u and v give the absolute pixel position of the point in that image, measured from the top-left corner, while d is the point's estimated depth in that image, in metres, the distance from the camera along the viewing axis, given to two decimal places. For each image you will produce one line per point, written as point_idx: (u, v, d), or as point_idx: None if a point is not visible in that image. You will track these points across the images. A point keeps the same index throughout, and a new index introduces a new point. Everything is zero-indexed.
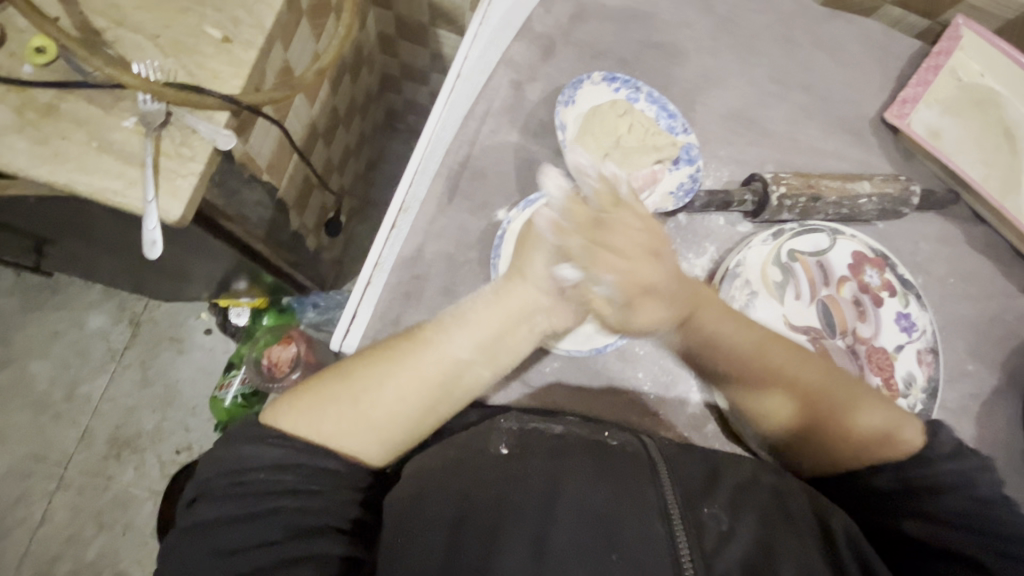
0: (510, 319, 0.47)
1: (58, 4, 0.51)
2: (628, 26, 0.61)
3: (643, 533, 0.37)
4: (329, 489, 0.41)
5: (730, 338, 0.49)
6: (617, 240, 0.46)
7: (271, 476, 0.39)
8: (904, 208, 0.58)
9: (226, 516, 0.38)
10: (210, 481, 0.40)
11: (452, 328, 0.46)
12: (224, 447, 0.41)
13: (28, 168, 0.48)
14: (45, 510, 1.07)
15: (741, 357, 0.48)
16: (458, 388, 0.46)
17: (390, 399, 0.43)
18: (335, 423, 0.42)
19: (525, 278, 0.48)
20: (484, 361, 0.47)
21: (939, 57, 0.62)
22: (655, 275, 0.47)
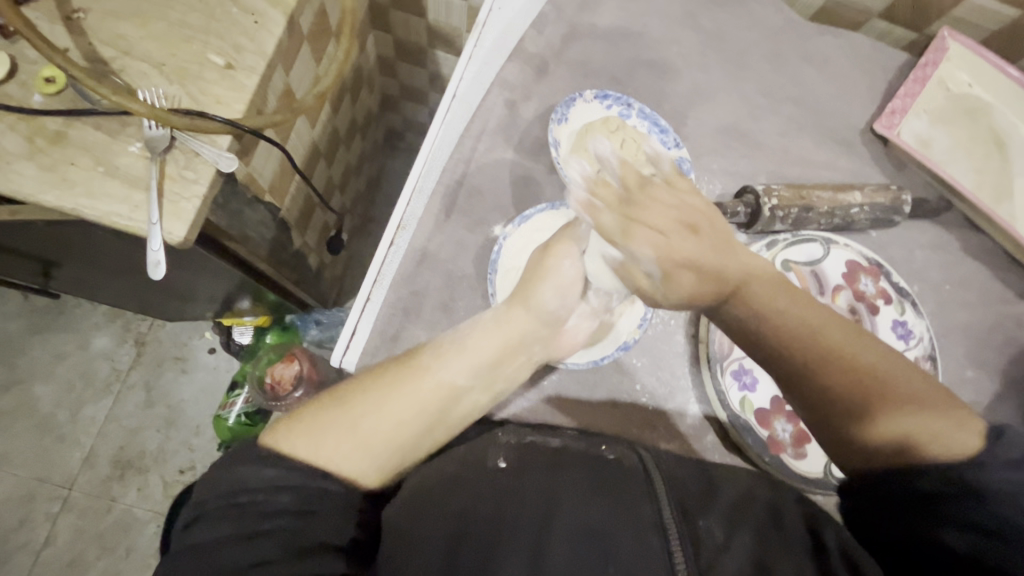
0: (507, 346, 0.49)
1: (67, 36, 0.53)
2: (619, 45, 0.63)
3: (641, 548, 0.37)
4: (329, 509, 0.39)
5: (784, 308, 0.44)
6: (651, 215, 0.47)
7: (271, 496, 0.38)
8: (896, 216, 0.59)
9: (220, 538, 0.36)
10: (204, 503, 0.38)
11: (449, 355, 0.48)
12: (221, 469, 0.39)
13: (37, 194, 0.50)
14: (49, 533, 1.07)
15: (793, 329, 0.43)
16: (454, 414, 0.48)
17: (391, 425, 0.44)
18: (335, 449, 0.42)
19: (527, 308, 0.50)
20: (481, 387, 0.49)
21: (927, 68, 0.62)
22: (694, 250, 0.45)
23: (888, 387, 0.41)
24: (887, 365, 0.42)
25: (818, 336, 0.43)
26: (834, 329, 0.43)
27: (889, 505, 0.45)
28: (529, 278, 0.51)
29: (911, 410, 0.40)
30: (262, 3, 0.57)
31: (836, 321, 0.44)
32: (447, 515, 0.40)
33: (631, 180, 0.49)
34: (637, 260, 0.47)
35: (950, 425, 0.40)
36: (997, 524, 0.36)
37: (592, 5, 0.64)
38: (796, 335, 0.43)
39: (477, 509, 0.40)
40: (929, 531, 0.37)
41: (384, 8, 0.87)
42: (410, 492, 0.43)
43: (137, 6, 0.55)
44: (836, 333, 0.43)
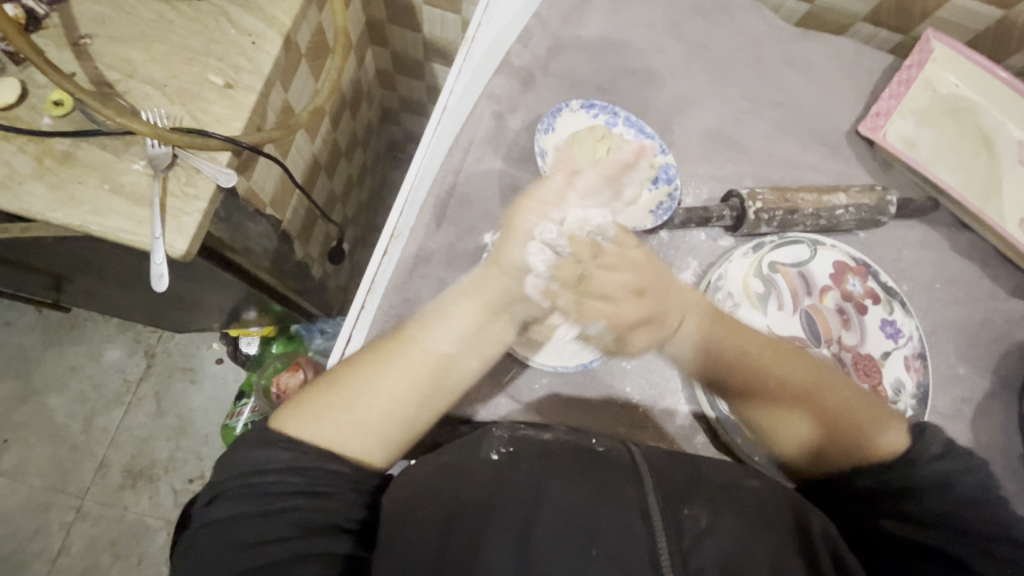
0: (488, 310, 0.50)
1: (74, 60, 0.55)
2: (604, 55, 0.65)
3: (625, 531, 0.39)
4: (339, 489, 0.43)
5: (721, 338, 0.51)
6: (601, 286, 0.53)
7: (286, 475, 0.41)
8: (882, 217, 0.60)
9: (240, 514, 0.40)
10: (224, 482, 0.42)
11: (433, 324, 0.49)
12: (238, 452, 0.43)
13: (46, 211, 0.52)
14: (63, 542, 1.10)
15: (726, 355, 0.51)
16: (450, 381, 0.48)
17: (383, 399, 0.45)
18: (334, 430, 0.44)
19: (501, 266, 0.51)
20: (472, 351, 0.49)
21: (911, 70, 0.63)
22: (637, 312, 0.52)
23: (840, 410, 0.47)
24: (828, 383, 0.49)
25: (744, 357, 0.50)
26: (761, 348, 0.50)
27: (851, 487, 0.45)
28: (501, 239, 0.52)
29: (878, 432, 0.45)
30: (259, 24, 0.60)
31: (768, 340, 0.51)
32: (439, 505, 0.41)
33: (581, 249, 0.53)
34: (590, 328, 0.54)
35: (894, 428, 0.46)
36: (915, 496, 0.42)
37: (578, 17, 0.65)
38: (729, 365, 0.51)
39: (467, 500, 0.41)
40: (867, 525, 0.42)
41: (380, 24, 0.90)
42: (404, 481, 0.44)
43: (141, 30, 0.58)
44: (764, 351, 0.50)
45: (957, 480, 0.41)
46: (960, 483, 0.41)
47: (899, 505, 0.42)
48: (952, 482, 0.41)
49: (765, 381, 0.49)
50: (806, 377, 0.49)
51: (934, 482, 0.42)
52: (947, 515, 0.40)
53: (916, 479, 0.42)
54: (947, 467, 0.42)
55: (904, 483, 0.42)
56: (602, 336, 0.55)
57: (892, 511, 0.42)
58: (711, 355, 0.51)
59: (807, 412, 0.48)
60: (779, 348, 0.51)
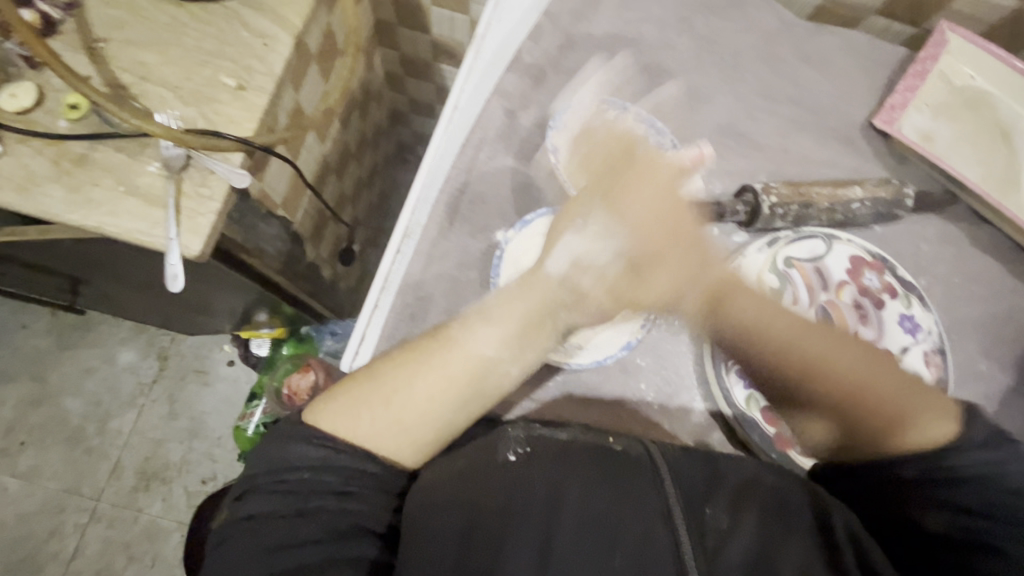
0: (533, 311, 0.49)
1: (90, 64, 0.56)
2: (615, 52, 0.65)
3: (648, 532, 0.39)
4: (369, 491, 0.43)
5: (770, 326, 0.48)
6: (633, 193, 0.53)
7: (319, 474, 0.42)
8: (899, 210, 0.60)
9: (273, 512, 0.41)
10: (256, 478, 0.42)
11: (477, 326, 0.48)
12: (268, 449, 0.43)
13: (63, 214, 0.52)
14: (78, 543, 1.11)
15: (777, 334, 0.47)
16: (488, 386, 0.47)
17: (422, 403, 0.45)
18: (371, 424, 0.44)
19: (543, 275, 0.50)
20: (513, 357, 0.48)
21: (926, 62, 0.62)
22: (658, 241, 0.51)
23: (892, 406, 0.45)
24: (883, 380, 0.46)
25: (795, 346, 0.47)
26: (817, 342, 0.47)
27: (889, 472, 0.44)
28: (544, 245, 0.51)
29: (910, 423, 0.45)
30: (271, 25, 0.60)
31: (822, 330, 0.48)
32: (459, 508, 0.41)
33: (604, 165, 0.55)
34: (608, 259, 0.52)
35: (935, 418, 0.44)
36: (957, 485, 0.42)
37: (589, 15, 0.65)
38: (776, 348, 0.47)
39: (490, 500, 0.41)
40: (908, 513, 0.43)
41: (389, 25, 0.90)
42: (431, 474, 0.44)
43: (155, 33, 0.58)
44: (815, 341, 0.47)
45: (1006, 468, 0.42)
46: (1007, 470, 0.42)
47: (938, 492, 0.43)
48: (999, 472, 0.42)
49: (813, 370, 0.47)
50: (853, 364, 0.46)
51: (981, 473, 0.42)
52: (989, 504, 0.41)
53: (959, 469, 0.42)
54: (991, 457, 0.42)
55: (950, 474, 0.42)
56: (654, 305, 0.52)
57: (932, 501, 0.43)
58: (750, 336, 0.48)
59: (851, 407, 0.46)
60: (829, 330, 0.48)
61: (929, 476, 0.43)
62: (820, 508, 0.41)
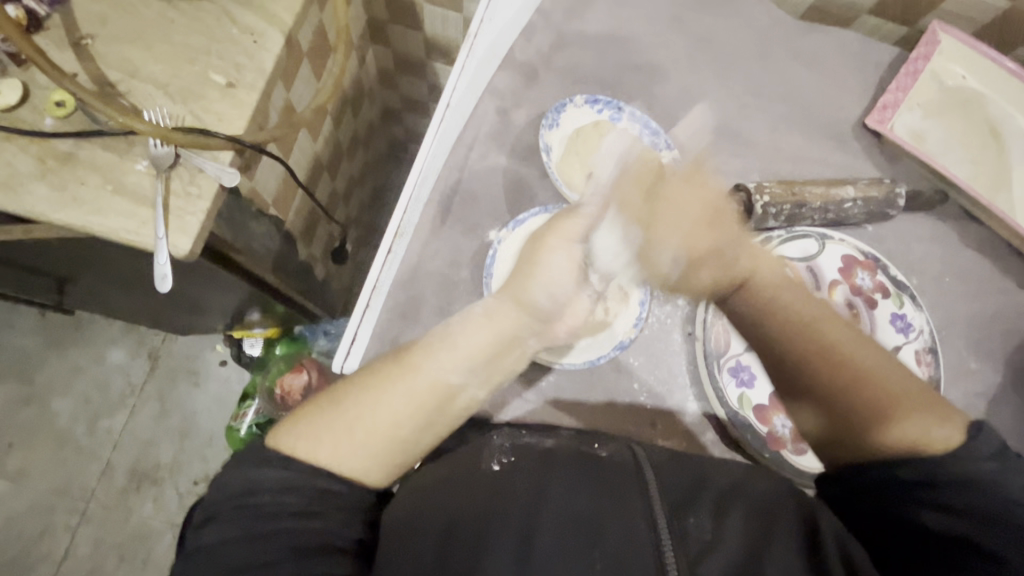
0: (500, 341, 0.49)
1: (75, 60, 0.55)
2: (607, 50, 0.64)
3: (629, 539, 0.38)
4: (336, 508, 0.41)
5: (789, 300, 0.49)
6: (671, 206, 0.51)
7: (278, 496, 0.40)
8: (891, 209, 0.60)
9: (231, 539, 0.38)
10: (215, 502, 0.40)
11: (440, 351, 0.47)
12: (231, 469, 0.41)
13: (48, 212, 0.51)
14: (68, 545, 1.09)
15: (794, 319, 0.47)
16: (453, 409, 0.48)
17: (387, 425, 0.45)
18: (334, 450, 0.43)
19: (516, 304, 0.50)
20: (479, 382, 0.49)
21: (918, 62, 0.62)
22: (714, 240, 0.50)
23: (899, 405, 0.43)
24: (899, 382, 0.45)
25: (812, 329, 0.47)
26: (841, 331, 0.47)
27: (875, 475, 0.41)
28: (524, 273, 0.50)
29: (899, 419, 0.42)
30: (260, 22, 0.59)
31: (848, 326, 0.47)
32: (437, 518, 0.41)
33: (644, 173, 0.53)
34: (662, 252, 0.51)
35: (926, 425, 0.41)
36: (947, 487, 0.39)
37: (581, 12, 0.65)
38: (795, 328, 0.47)
39: (467, 508, 0.41)
40: (903, 514, 0.40)
41: (381, 22, 0.90)
42: (405, 493, 0.45)
43: (142, 30, 0.57)
44: (841, 331, 0.47)
45: (1003, 477, 0.38)
46: (1007, 483, 0.38)
47: (938, 497, 0.39)
48: (1003, 480, 0.38)
49: (828, 355, 0.46)
50: (873, 359, 0.45)
51: (987, 479, 0.38)
52: (986, 512, 0.38)
53: (967, 474, 0.39)
54: (999, 466, 0.39)
55: (947, 479, 0.39)
56: (672, 270, 0.52)
57: (926, 502, 0.39)
58: (772, 316, 0.48)
59: (852, 402, 0.44)
60: (848, 325, 0.47)
61: (931, 479, 0.39)
62: (806, 510, 0.41)
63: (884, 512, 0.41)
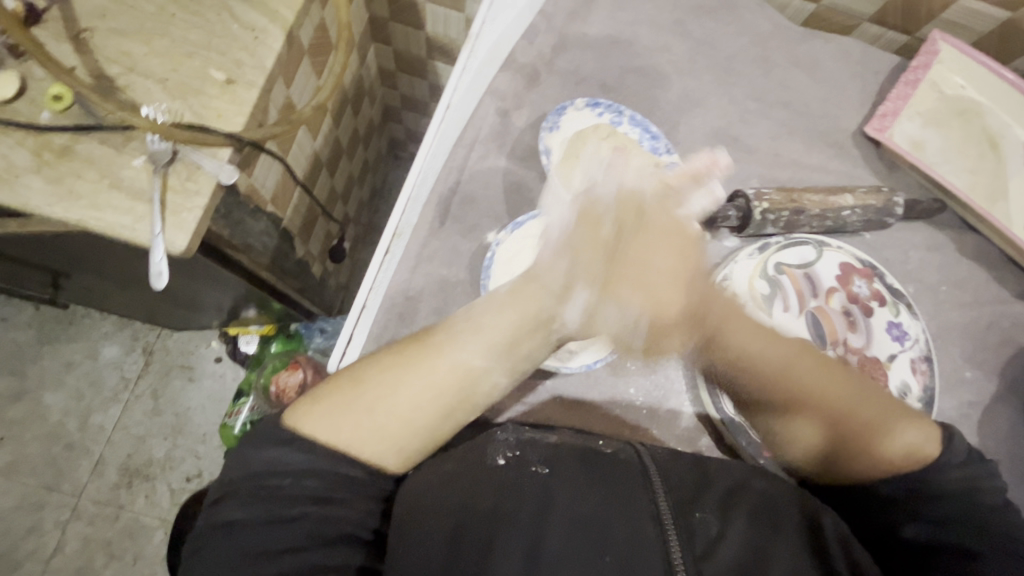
0: (525, 321, 0.48)
1: (74, 53, 0.55)
2: (609, 53, 0.64)
3: (638, 534, 0.38)
4: (352, 496, 0.43)
5: (761, 354, 0.47)
6: (651, 260, 0.50)
7: (299, 480, 0.41)
8: (888, 218, 0.60)
9: (256, 518, 0.39)
10: (234, 482, 0.41)
11: (464, 335, 0.46)
12: (248, 450, 0.42)
13: (43, 206, 0.51)
14: (58, 540, 1.09)
15: (767, 374, 0.47)
16: (474, 397, 0.47)
17: (406, 409, 0.44)
18: (353, 433, 0.43)
19: (537, 280, 0.49)
20: (503, 367, 0.47)
21: (918, 71, 0.63)
22: (676, 302, 0.49)
23: (864, 424, 0.45)
24: (866, 400, 0.46)
25: (785, 380, 0.46)
26: (806, 372, 0.47)
27: (870, 492, 0.44)
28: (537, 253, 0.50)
29: (885, 432, 0.44)
30: (261, 19, 0.59)
31: (814, 357, 0.47)
32: (448, 514, 0.41)
33: (625, 216, 0.51)
34: (609, 306, 0.50)
35: (916, 437, 0.44)
36: (930, 500, 0.42)
37: (583, 15, 0.65)
38: (766, 377, 0.47)
39: (476, 503, 0.41)
40: (890, 525, 0.43)
41: (383, 21, 0.89)
42: (414, 483, 0.44)
43: (141, 24, 0.57)
44: (807, 369, 0.47)
45: (977, 488, 0.43)
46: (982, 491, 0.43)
47: (918, 508, 0.43)
48: (973, 489, 0.43)
49: (780, 386, 0.47)
50: (846, 395, 0.46)
51: (956, 490, 0.42)
52: (959, 518, 0.41)
53: (940, 487, 0.43)
54: (965, 474, 0.43)
55: (925, 488, 0.43)
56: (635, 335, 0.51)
57: (913, 516, 0.42)
58: (741, 366, 0.47)
59: (838, 430, 0.46)
60: (818, 359, 0.47)
61: (910, 494, 0.43)
62: (808, 509, 0.42)
63: (864, 524, 0.45)
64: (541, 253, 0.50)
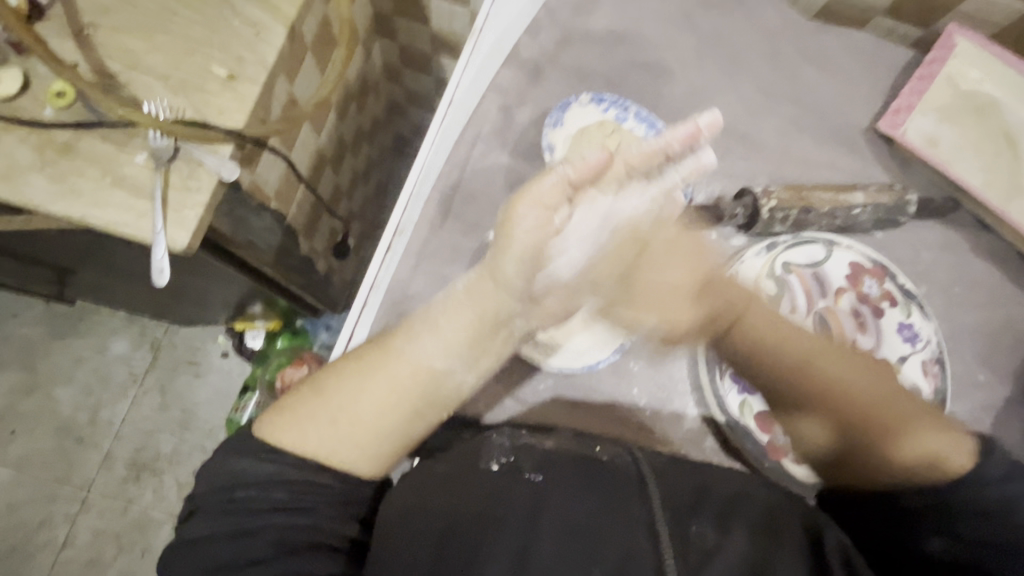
0: (483, 324, 0.47)
1: (76, 50, 0.55)
2: (614, 48, 0.63)
3: (630, 547, 0.38)
4: (321, 504, 0.42)
5: (782, 343, 0.46)
6: (659, 273, 0.49)
7: (267, 490, 0.41)
8: (901, 216, 0.59)
9: (219, 533, 0.40)
10: (203, 497, 0.41)
11: (424, 335, 0.46)
12: (216, 461, 0.42)
13: (46, 204, 0.51)
14: (68, 533, 1.10)
15: (786, 367, 0.45)
16: (440, 396, 0.46)
17: (369, 412, 0.44)
18: (319, 441, 0.43)
19: (495, 282, 0.47)
20: (465, 366, 0.47)
21: (933, 66, 0.61)
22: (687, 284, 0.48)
23: (887, 426, 0.44)
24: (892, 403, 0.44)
25: (808, 368, 0.45)
26: (827, 360, 0.45)
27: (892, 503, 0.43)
28: (496, 247, 0.47)
29: (908, 437, 0.43)
30: (262, 14, 0.59)
31: (837, 354, 0.46)
32: (436, 519, 0.40)
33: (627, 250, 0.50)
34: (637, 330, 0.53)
35: (941, 444, 0.42)
36: (958, 518, 0.41)
37: (588, 9, 0.64)
38: (788, 371, 0.46)
39: (464, 510, 0.40)
40: (909, 540, 0.42)
41: (386, 15, 0.88)
42: (402, 489, 0.44)
43: (143, 20, 0.57)
44: (829, 365, 0.45)
45: (1016, 508, 0.40)
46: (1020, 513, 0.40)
47: (941, 523, 0.41)
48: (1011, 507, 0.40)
49: (818, 391, 0.45)
50: (872, 394, 0.44)
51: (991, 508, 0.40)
52: (982, 537, 0.40)
53: (974, 503, 0.41)
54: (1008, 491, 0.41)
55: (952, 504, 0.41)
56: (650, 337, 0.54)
57: (935, 530, 0.42)
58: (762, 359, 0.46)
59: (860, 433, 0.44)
60: (841, 356, 0.46)
61: (938, 507, 0.42)
62: (809, 522, 0.41)
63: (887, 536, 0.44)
64: (502, 251, 0.47)
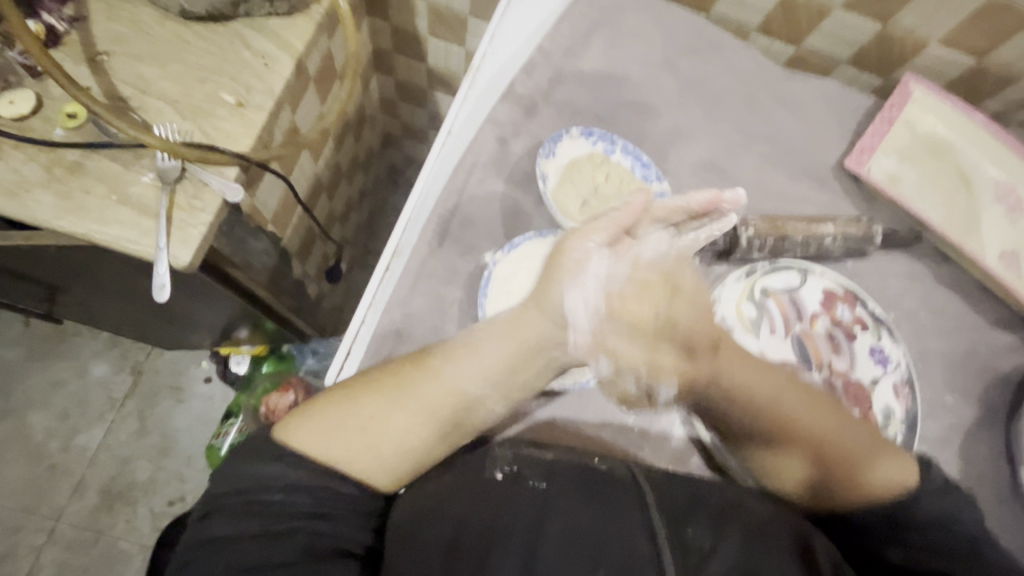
0: (520, 352, 0.48)
1: (91, 76, 0.57)
2: (602, 87, 0.68)
3: (630, 550, 0.39)
4: (343, 513, 0.43)
5: (755, 385, 0.48)
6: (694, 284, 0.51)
7: (291, 496, 0.41)
8: (868, 245, 0.63)
9: (244, 533, 0.40)
10: (221, 499, 0.41)
11: (463, 358, 0.47)
12: (234, 466, 0.42)
13: (52, 220, 0.52)
14: (32, 567, 1.06)
15: (759, 404, 0.48)
16: (468, 423, 0.48)
17: (399, 432, 0.45)
18: (345, 449, 0.43)
19: (542, 311, 0.48)
20: (496, 395, 0.48)
21: (893, 110, 0.66)
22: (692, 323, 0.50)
23: (850, 456, 0.47)
24: (849, 433, 0.48)
25: (776, 411, 0.48)
26: (790, 400, 0.48)
27: (862, 523, 0.47)
28: (545, 280, 0.49)
29: (869, 462, 0.47)
30: (271, 47, 0.62)
31: (800, 392, 0.49)
32: (444, 522, 0.42)
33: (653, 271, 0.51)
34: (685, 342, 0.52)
35: (893, 467, 0.47)
36: (912, 526, 0.45)
37: (579, 51, 0.69)
38: (756, 411, 0.48)
39: (472, 518, 0.42)
40: (876, 548, 0.46)
41: (386, 52, 0.93)
42: (414, 493, 0.45)
43: (157, 49, 0.60)
44: (792, 402, 0.48)
45: (960, 517, 0.46)
46: (963, 521, 0.46)
47: (906, 533, 0.45)
48: (955, 516, 0.46)
49: (784, 427, 0.48)
50: (833, 426, 0.48)
51: (937, 517, 0.46)
52: (938, 543, 0.45)
53: (922, 512, 0.46)
54: (948, 500, 0.47)
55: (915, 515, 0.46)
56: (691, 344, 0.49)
57: (897, 541, 0.45)
58: (734, 401, 0.48)
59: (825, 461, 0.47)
60: (806, 395, 0.49)
61: (899, 521, 0.46)
62: (798, 530, 0.42)
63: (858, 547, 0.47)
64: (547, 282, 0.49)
